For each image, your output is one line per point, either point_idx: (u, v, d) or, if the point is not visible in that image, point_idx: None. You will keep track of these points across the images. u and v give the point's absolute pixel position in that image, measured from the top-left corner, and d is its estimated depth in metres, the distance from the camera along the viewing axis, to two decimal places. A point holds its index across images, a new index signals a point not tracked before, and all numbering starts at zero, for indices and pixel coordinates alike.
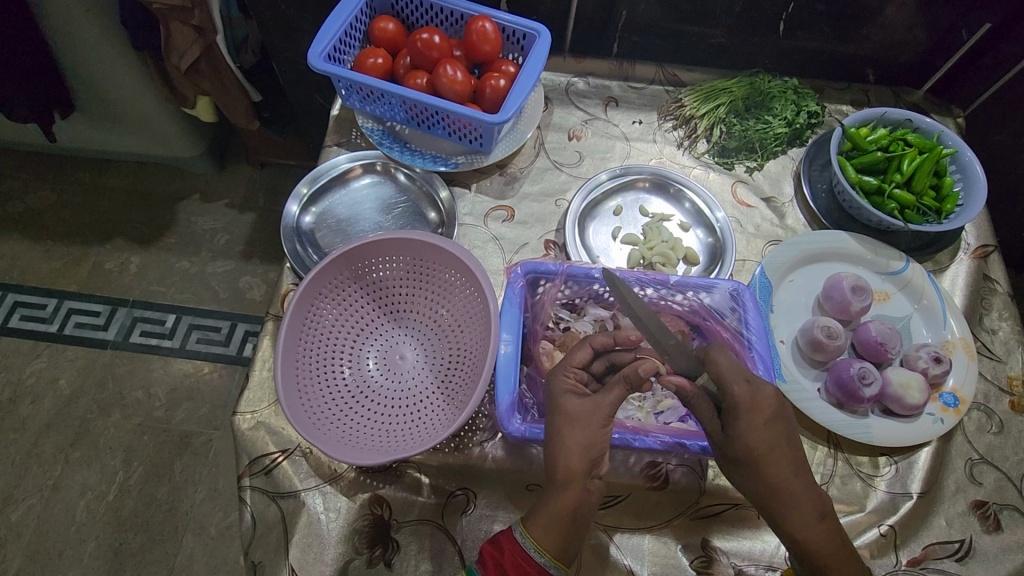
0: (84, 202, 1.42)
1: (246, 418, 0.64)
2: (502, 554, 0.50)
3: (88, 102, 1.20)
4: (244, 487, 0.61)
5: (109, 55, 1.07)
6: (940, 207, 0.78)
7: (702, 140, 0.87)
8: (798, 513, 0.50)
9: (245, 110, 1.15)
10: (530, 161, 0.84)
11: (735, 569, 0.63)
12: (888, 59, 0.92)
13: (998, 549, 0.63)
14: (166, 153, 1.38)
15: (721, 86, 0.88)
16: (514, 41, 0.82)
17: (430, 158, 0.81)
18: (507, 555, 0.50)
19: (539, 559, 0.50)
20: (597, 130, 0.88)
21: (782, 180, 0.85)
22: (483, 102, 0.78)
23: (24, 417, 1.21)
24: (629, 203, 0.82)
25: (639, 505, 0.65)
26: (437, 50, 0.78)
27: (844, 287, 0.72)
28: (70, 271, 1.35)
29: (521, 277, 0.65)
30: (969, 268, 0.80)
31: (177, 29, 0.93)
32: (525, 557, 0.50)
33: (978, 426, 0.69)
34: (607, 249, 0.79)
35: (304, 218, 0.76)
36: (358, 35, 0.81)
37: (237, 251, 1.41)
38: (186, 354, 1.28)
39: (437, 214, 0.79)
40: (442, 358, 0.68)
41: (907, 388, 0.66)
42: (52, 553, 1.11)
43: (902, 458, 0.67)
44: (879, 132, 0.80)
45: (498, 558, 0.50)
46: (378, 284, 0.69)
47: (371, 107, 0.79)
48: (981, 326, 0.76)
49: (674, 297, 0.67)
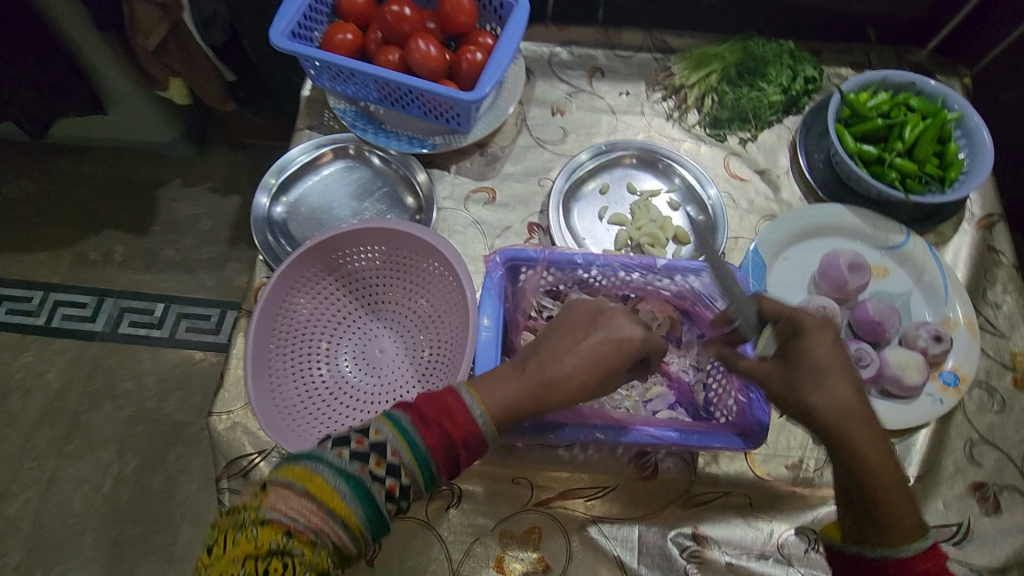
0: (62, 191, 1.39)
1: (221, 418, 0.62)
2: (448, 414, 0.46)
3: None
4: (222, 489, 0.60)
5: (70, 34, 1.02)
6: (943, 175, 0.74)
7: (692, 111, 0.83)
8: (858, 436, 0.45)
9: (219, 91, 1.10)
10: (512, 139, 0.80)
11: (725, 558, 0.62)
12: (892, 17, 0.86)
13: (997, 531, 0.61)
14: (143, 136, 1.34)
15: (713, 52, 0.83)
16: (491, 10, 0.77)
17: (406, 140, 0.77)
18: (458, 424, 0.45)
19: (477, 418, 0.46)
20: (582, 103, 0.83)
21: (777, 151, 0.81)
22: (460, 78, 0.74)
23: (16, 411, 1.21)
24: (615, 180, 0.78)
25: (628, 495, 0.64)
26: (409, 23, 0.74)
27: (841, 265, 0.69)
28: (53, 263, 1.32)
29: (500, 265, 0.62)
30: (973, 239, 0.76)
31: (139, 8, 0.88)
32: (465, 418, 0.46)
33: (978, 405, 0.67)
34: (593, 231, 0.75)
35: (275, 209, 0.73)
36: (325, 10, 0.76)
37: (223, 237, 1.38)
38: (176, 343, 1.27)
39: (416, 199, 0.76)
40: (421, 351, 0.65)
41: (906, 368, 0.64)
42: (52, 544, 1.12)
43: (901, 441, 0.65)
44: (880, 97, 0.76)
45: (436, 416, 0.45)
46: (355, 276, 0.67)
47: (342, 86, 0.75)
48: (984, 301, 0.73)
49: (662, 281, 0.64)
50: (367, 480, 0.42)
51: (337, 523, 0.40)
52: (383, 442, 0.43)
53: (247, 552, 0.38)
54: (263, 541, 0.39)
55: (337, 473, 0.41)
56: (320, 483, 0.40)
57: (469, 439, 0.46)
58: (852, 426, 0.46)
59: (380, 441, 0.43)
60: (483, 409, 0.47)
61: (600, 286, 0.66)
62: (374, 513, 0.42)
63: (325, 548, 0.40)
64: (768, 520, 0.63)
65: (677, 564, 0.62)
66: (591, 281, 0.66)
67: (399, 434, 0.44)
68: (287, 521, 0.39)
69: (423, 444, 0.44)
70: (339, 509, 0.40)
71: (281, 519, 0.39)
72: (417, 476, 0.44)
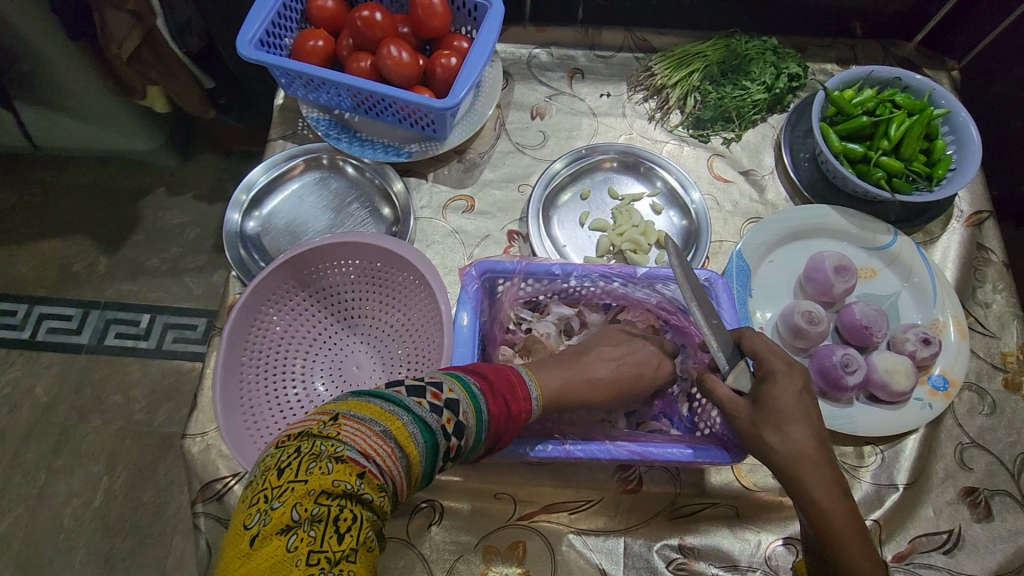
0: (45, 202, 1.37)
1: (195, 441, 0.61)
2: (511, 393, 0.48)
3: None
4: (196, 513, 0.59)
5: (42, 44, 1.00)
6: (930, 172, 0.72)
7: (675, 112, 0.81)
8: (815, 476, 0.45)
9: (196, 98, 1.08)
10: (491, 144, 0.79)
11: (712, 571, 0.61)
12: (877, 10, 0.84)
13: (989, 538, 0.60)
14: (124, 145, 1.32)
15: (695, 50, 0.81)
16: (465, 12, 0.75)
17: (381, 148, 0.75)
18: (517, 399, 0.48)
19: (533, 399, 0.50)
20: (562, 106, 0.82)
21: (761, 151, 0.79)
22: (435, 83, 0.73)
23: (3, 426, 1.20)
24: (596, 185, 0.77)
25: (612, 508, 0.63)
26: (380, 28, 0.71)
27: (827, 268, 0.67)
28: (38, 276, 1.31)
29: (475, 279, 0.59)
30: (962, 237, 0.75)
31: (109, 17, 0.86)
32: (524, 396, 0.49)
33: (968, 408, 0.66)
34: (574, 237, 0.74)
35: (247, 223, 0.71)
36: (295, 16, 0.74)
37: (208, 245, 1.36)
38: (162, 355, 1.26)
39: (392, 209, 0.74)
40: (399, 366, 0.64)
41: (894, 373, 0.62)
42: (42, 560, 1.11)
43: (888, 447, 0.64)
44: (866, 94, 0.74)
45: (499, 389, 0.47)
46: (330, 291, 0.65)
47: (314, 95, 0.73)
48: (974, 300, 0.72)
49: (641, 291, 0.63)
50: (439, 436, 0.40)
51: (404, 470, 0.38)
52: (454, 399, 0.43)
53: (320, 487, 0.34)
54: (337, 481, 0.34)
55: (416, 419, 0.39)
56: (400, 425, 0.38)
57: (523, 416, 0.49)
58: (807, 464, 0.46)
59: (453, 399, 0.43)
60: (537, 392, 0.51)
61: (578, 296, 0.65)
62: (432, 467, 0.40)
63: (387, 495, 0.37)
64: (757, 531, 0.62)
65: None
66: (570, 291, 0.64)
67: (471, 395, 0.44)
68: (366, 461, 0.35)
69: (488, 411, 0.45)
70: (411, 455, 0.38)
71: (360, 459, 0.35)
72: (474, 438, 0.44)
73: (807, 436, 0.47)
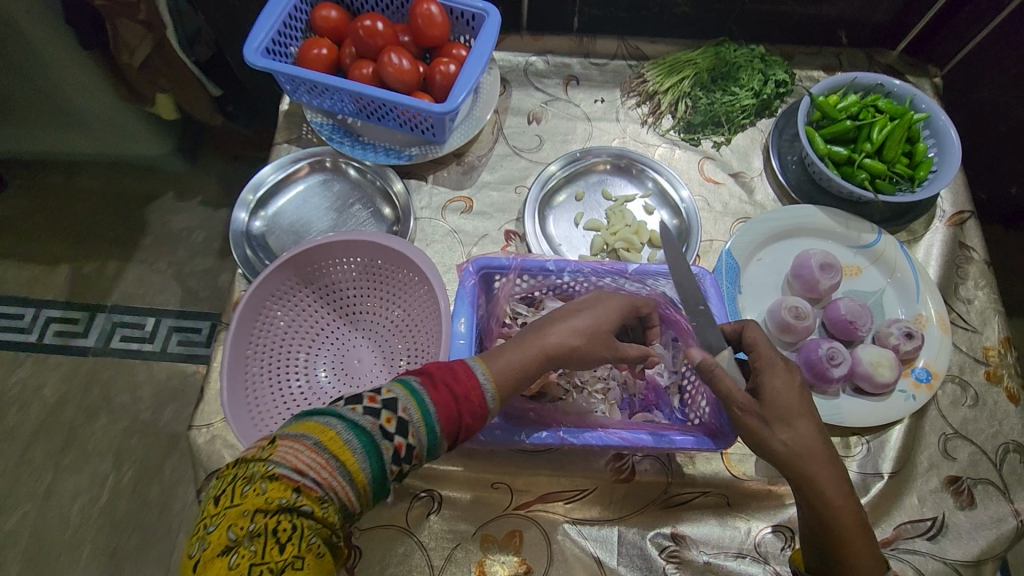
0: (54, 207, 1.40)
1: (202, 432, 0.63)
2: (458, 383, 0.46)
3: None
4: (203, 501, 0.61)
5: (56, 53, 1.04)
6: (912, 174, 0.75)
7: (667, 116, 0.84)
8: (822, 473, 0.48)
9: (203, 105, 1.11)
10: (489, 148, 0.81)
11: (704, 557, 0.63)
12: (861, 20, 0.87)
13: (972, 524, 0.62)
14: (132, 151, 1.35)
15: (684, 58, 0.84)
16: (464, 22, 0.78)
17: (383, 151, 0.78)
18: (466, 388, 0.46)
19: (485, 389, 0.47)
20: (558, 111, 0.85)
21: (750, 154, 0.82)
22: (434, 89, 0.76)
23: (11, 426, 1.22)
24: (590, 186, 0.79)
25: (606, 498, 0.65)
26: (381, 37, 0.75)
27: (812, 265, 0.69)
28: (47, 279, 1.33)
29: (472, 274, 0.62)
30: (944, 236, 0.77)
31: (122, 27, 0.90)
32: (474, 386, 0.47)
33: (952, 400, 0.68)
34: (570, 237, 0.76)
35: (253, 223, 0.74)
36: (300, 25, 0.78)
37: (213, 250, 1.39)
38: (167, 357, 1.28)
39: (392, 209, 0.77)
40: (399, 360, 0.66)
41: (878, 366, 0.64)
42: (49, 557, 1.13)
43: (874, 437, 0.66)
44: (849, 99, 0.77)
45: (450, 382, 0.46)
46: (332, 288, 0.68)
47: (318, 100, 0.76)
48: (956, 297, 0.74)
49: (632, 286, 0.64)
50: (378, 437, 0.41)
51: (346, 478, 0.39)
52: (394, 399, 0.43)
53: (255, 506, 0.37)
54: (273, 497, 0.37)
55: (349, 428, 0.41)
56: (332, 435, 0.40)
57: (478, 407, 0.47)
58: (815, 463, 0.48)
59: (392, 399, 0.43)
60: (490, 380, 0.48)
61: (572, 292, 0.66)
62: (380, 471, 0.41)
63: (332, 505, 0.39)
64: (746, 519, 0.64)
65: (656, 564, 0.63)
66: (564, 287, 0.66)
67: (414, 397, 0.44)
68: (298, 476, 0.38)
69: (433, 406, 0.45)
70: (348, 464, 0.40)
71: (292, 475, 0.38)
72: (425, 436, 0.44)
73: (809, 431, 0.49)
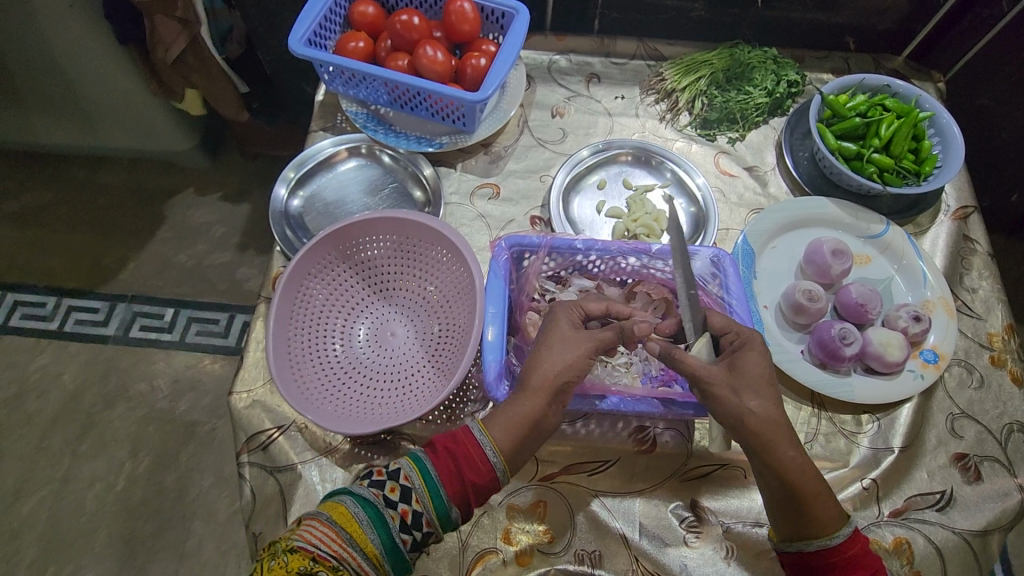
0: (78, 200, 1.43)
1: (242, 397, 0.66)
2: (459, 449, 0.52)
3: (13, 100, 1.24)
4: (242, 463, 0.63)
5: (93, 48, 1.08)
6: (919, 169, 0.78)
7: (684, 113, 0.88)
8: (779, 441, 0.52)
9: (233, 101, 1.15)
10: (514, 139, 0.85)
11: (723, 526, 0.65)
12: (868, 27, 0.92)
13: (979, 498, 0.64)
14: (157, 146, 1.39)
15: (701, 58, 0.88)
16: (493, 20, 0.83)
17: (415, 139, 0.82)
18: (466, 453, 0.51)
19: (489, 451, 0.52)
20: (580, 106, 0.89)
21: (763, 150, 0.86)
22: (466, 81, 0.80)
23: (31, 412, 1.24)
24: (612, 176, 0.83)
25: (628, 469, 0.68)
26: (417, 31, 0.79)
27: (825, 252, 0.73)
28: (69, 269, 1.36)
29: (505, 250, 0.66)
30: (949, 229, 0.81)
31: (162, 22, 0.94)
32: (476, 449, 0.52)
33: (958, 381, 0.71)
34: (593, 222, 0.80)
35: (292, 202, 0.77)
36: (339, 19, 0.82)
37: (233, 243, 1.42)
38: (186, 346, 1.30)
39: (423, 192, 0.80)
40: (431, 333, 0.69)
41: (888, 346, 0.67)
42: (65, 541, 1.14)
43: (884, 415, 0.69)
44: (858, 99, 0.81)
45: (452, 448, 0.52)
46: (368, 264, 0.71)
47: (354, 90, 0.80)
48: (961, 286, 0.77)
49: (657, 265, 0.68)
50: (383, 507, 0.48)
51: (356, 550, 0.46)
52: (399, 469, 0.51)
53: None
54: (293, 568, 0.44)
55: (359, 501, 0.48)
56: (342, 510, 0.47)
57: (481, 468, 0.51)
58: (772, 432, 0.52)
59: (397, 470, 0.51)
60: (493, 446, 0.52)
61: (598, 270, 0.70)
62: (391, 541, 0.47)
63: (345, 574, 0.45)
64: None
65: (676, 533, 0.65)
66: (590, 265, 0.70)
67: (422, 472, 0.50)
68: (314, 548, 0.44)
69: (442, 487, 0.50)
70: (356, 534, 0.46)
71: (309, 547, 0.44)
72: (433, 510, 0.49)
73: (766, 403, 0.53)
